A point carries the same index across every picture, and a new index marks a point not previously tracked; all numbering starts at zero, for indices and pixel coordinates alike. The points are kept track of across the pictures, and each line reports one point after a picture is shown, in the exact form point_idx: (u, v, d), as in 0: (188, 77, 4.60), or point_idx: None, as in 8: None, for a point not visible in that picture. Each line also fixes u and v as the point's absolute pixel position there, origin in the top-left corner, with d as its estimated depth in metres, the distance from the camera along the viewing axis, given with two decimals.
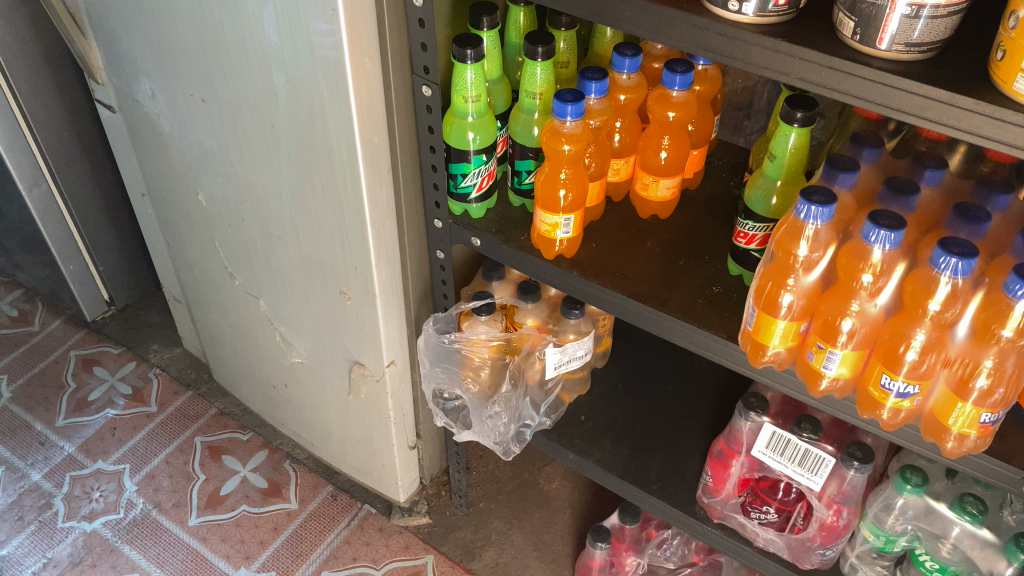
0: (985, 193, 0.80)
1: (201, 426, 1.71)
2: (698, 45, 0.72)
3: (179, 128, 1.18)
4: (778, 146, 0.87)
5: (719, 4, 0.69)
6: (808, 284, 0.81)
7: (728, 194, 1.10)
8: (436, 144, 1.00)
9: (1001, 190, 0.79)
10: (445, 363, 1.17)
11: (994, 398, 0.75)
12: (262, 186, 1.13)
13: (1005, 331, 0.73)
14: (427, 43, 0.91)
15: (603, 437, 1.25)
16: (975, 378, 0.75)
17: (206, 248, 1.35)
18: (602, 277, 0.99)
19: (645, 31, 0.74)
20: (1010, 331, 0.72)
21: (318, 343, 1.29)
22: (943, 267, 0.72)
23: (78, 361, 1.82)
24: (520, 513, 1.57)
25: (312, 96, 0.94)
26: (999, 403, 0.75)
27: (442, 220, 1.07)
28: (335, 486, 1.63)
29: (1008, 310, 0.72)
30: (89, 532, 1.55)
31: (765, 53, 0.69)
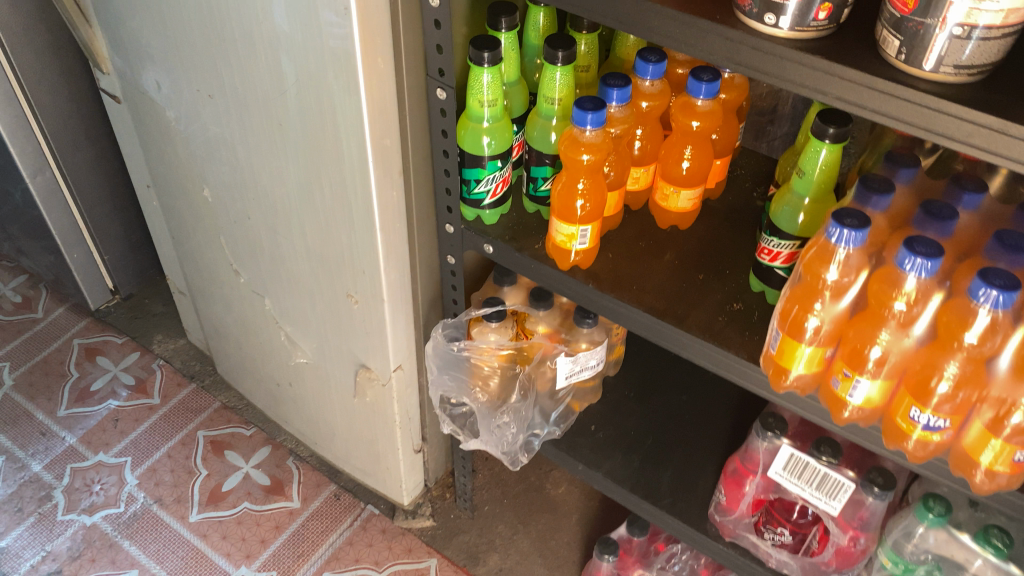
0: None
1: (204, 420, 1.69)
2: (730, 58, 0.68)
3: (184, 121, 1.15)
4: (809, 162, 0.83)
5: (756, 17, 0.65)
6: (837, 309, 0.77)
7: (750, 205, 1.06)
8: (449, 149, 0.96)
9: None
10: (452, 371, 1.13)
11: None
12: (268, 184, 1.10)
13: None
14: (443, 44, 0.86)
15: (613, 449, 1.22)
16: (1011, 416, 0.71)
17: (210, 243, 1.32)
18: (618, 290, 0.95)
19: (674, 42, 0.70)
20: None
21: (323, 344, 1.26)
22: (983, 299, 0.68)
23: (81, 350, 1.80)
24: (526, 518, 1.55)
25: (321, 95, 0.91)
26: None
27: (454, 225, 1.03)
28: (338, 485, 1.60)
29: None
30: (89, 525, 1.53)
31: (802, 70, 0.65)
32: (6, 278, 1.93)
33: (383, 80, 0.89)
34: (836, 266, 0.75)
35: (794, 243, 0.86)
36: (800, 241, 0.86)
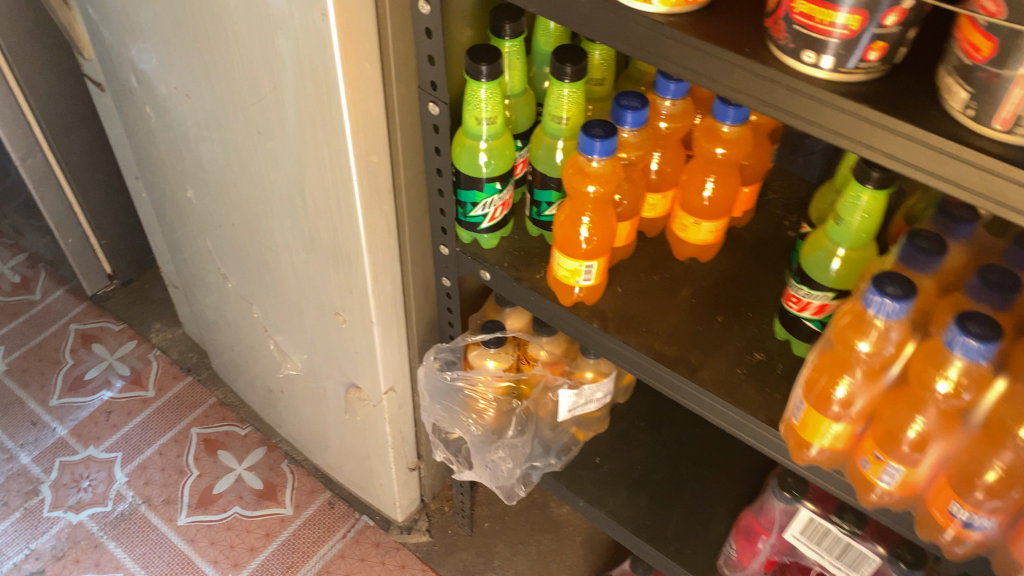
0: None
1: (198, 417, 1.63)
2: (759, 98, 0.57)
3: (164, 118, 1.06)
4: (847, 208, 0.73)
5: (792, 54, 0.54)
6: (872, 382, 0.67)
7: (780, 235, 0.95)
8: (443, 168, 0.86)
9: None
10: (445, 401, 1.04)
11: None
12: (251, 192, 1.02)
13: None
14: (435, 55, 0.76)
15: (619, 485, 1.13)
16: None
17: (198, 243, 1.24)
18: (626, 332, 0.85)
19: (694, 74, 0.59)
20: None
21: (314, 357, 1.18)
22: None
23: (77, 336, 1.74)
24: (527, 538, 1.47)
25: (301, 105, 0.82)
26: None
27: (449, 247, 0.94)
28: (333, 492, 1.54)
29: None
30: (75, 524, 1.47)
31: (844, 118, 0.54)
32: (6, 257, 1.88)
33: (368, 91, 0.79)
34: (869, 338, 0.65)
35: (829, 295, 0.76)
36: (835, 293, 0.76)
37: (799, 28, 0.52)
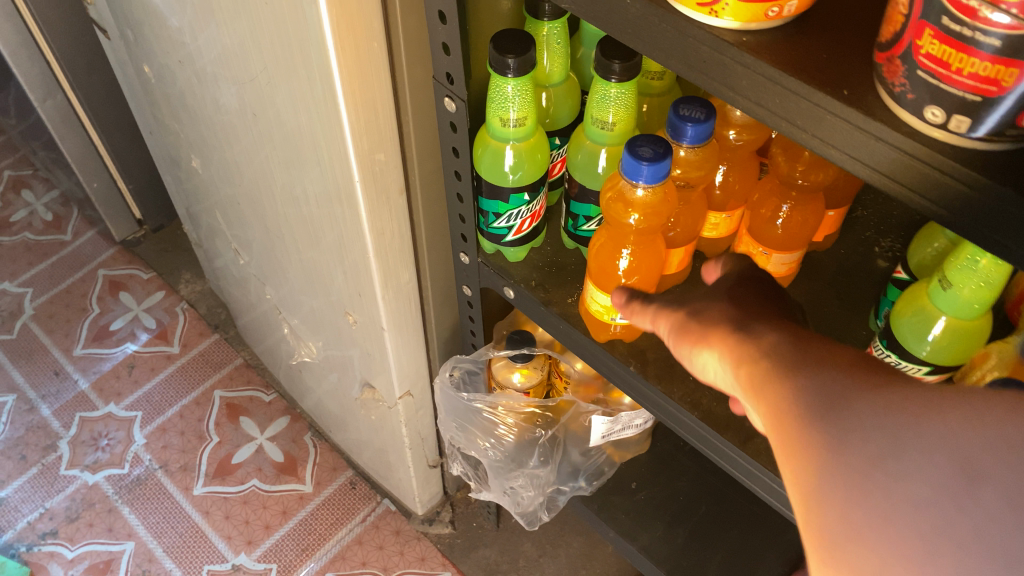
0: None
1: (223, 378, 1.56)
2: (858, 159, 0.41)
3: (167, 79, 0.94)
4: (958, 272, 0.56)
5: (914, 108, 0.38)
6: None
7: (869, 265, 0.78)
8: (462, 172, 0.72)
9: None
10: (463, 419, 0.93)
11: None
12: (255, 172, 0.90)
13: None
14: (450, 44, 0.61)
15: (655, 517, 1.00)
16: None
17: (211, 212, 1.13)
18: (669, 381, 0.71)
19: (770, 114, 0.43)
20: None
21: (329, 349, 1.08)
22: None
23: (105, 283, 1.67)
24: (555, 539, 1.37)
25: (295, 92, 0.69)
26: None
27: (470, 256, 0.80)
28: (355, 471, 1.45)
29: None
30: (90, 485, 1.42)
31: (978, 201, 0.38)
32: (40, 192, 1.81)
33: (372, 82, 0.65)
34: None
35: (924, 368, 0.61)
36: (930, 367, 0.61)
37: (924, 76, 0.37)
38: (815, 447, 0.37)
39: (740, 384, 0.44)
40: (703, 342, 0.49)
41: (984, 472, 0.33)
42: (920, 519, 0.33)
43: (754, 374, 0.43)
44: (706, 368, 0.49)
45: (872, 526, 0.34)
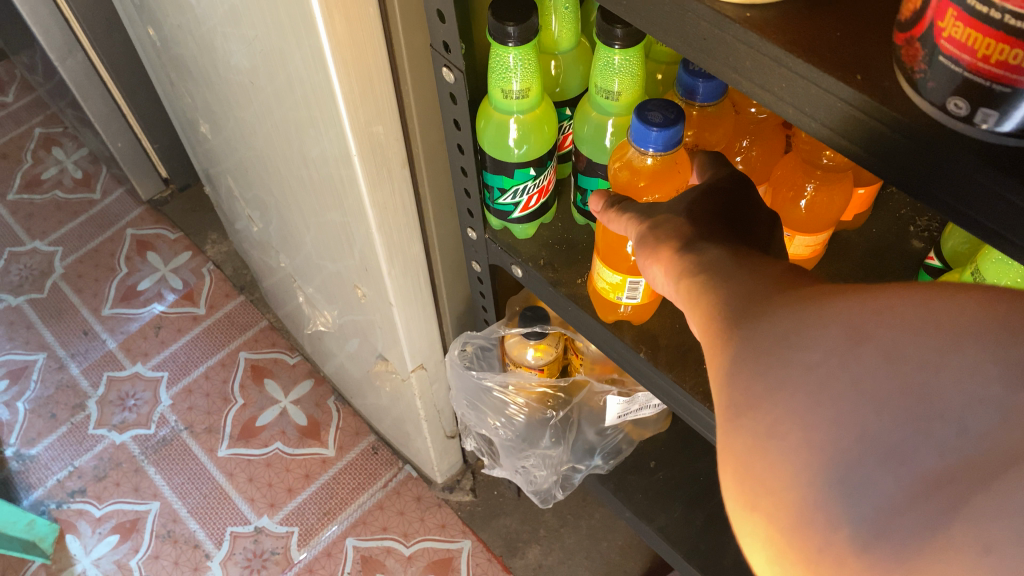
0: None
1: (248, 339, 1.56)
2: (872, 152, 0.37)
3: (171, 42, 0.91)
4: (992, 267, 0.52)
5: (935, 99, 0.33)
6: None
7: (902, 246, 0.73)
8: (464, 145, 0.68)
9: None
10: (475, 397, 0.90)
11: None
12: (260, 137, 0.87)
13: None
14: (445, 12, 0.57)
15: (673, 497, 0.97)
16: None
17: (225, 178, 1.11)
18: (680, 369, 0.67)
19: (778, 101, 0.39)
20: None
21: (344, 318, 1.05)
22: None
23: (133, 242, 1.67)
24: (577, 510, 1.35)
25: (288, 57, 0.65)
26: None
27: (476, 232, 0.77)
28: (378, 436, 1.45)
29: None
30: (117, 445, 1.44)
31: (1009, 209, 0.33)
32: (70, 150, 1.81)
33: (366, 52, 0.61)
34: None
35: None
36: None
37: (946, 62, 0.32)
38: (726, 329, 0.34)
39: (679, 299, 0.40)
40: (653, 256, 0.44)
41: (875, 335, 0.29)
42: (807, 380, 0.30)
43: (688, 286, 0.39)
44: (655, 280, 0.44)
45: (768, 394, 0.30)
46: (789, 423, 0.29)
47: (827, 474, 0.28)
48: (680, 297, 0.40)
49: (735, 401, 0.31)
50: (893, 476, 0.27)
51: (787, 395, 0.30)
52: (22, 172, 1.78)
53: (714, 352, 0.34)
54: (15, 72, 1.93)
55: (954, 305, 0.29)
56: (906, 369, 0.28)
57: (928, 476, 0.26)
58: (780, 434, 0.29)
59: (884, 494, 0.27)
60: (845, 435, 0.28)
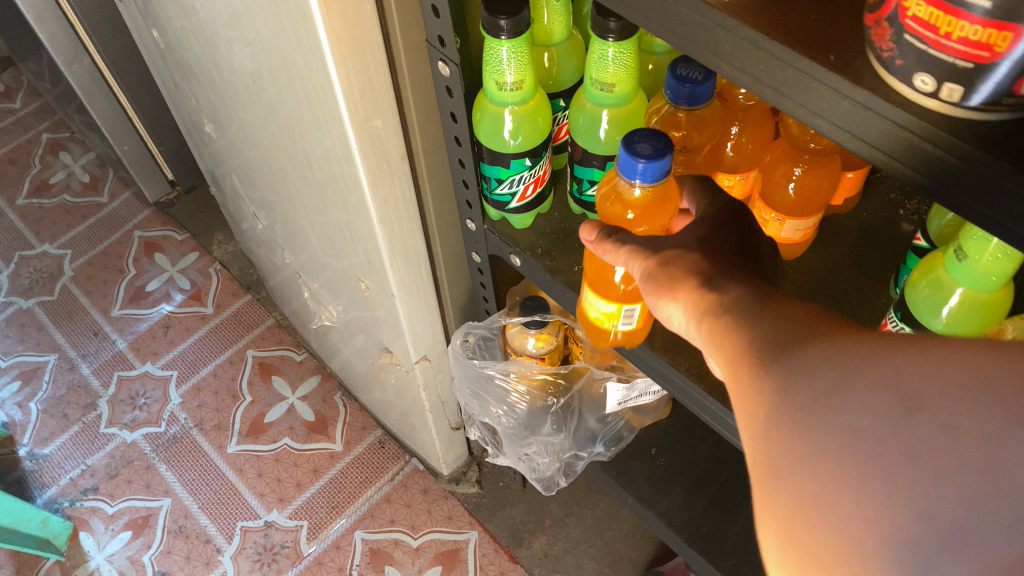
0: None
1: (255, 338, 1.58)
2: (845, 128, 0.38)
3: (174, 44, 0.93)
4: (973, 243, 0.53)
5: (902, 74, 0.35)
6: None
7: (893, 229, 0.74)
8: (461, 137, 0.70)
9: None
10: (478, 386, 0.92)
11: None
12: (263, 136, 0.89)
13: None
14: (439, 7, 0.59)
15: (674, 483, 0.98)
16: None
17: (228, 176, 1.13)
18: (677, 353, 0.69)
19: (757, 83, 0.41)
20: None
21: (349, 313, 1.07)
22: None
23: (141, 244, 1.69)
24: (582, 500, 1.37)
25: (290, 57, 0.67)
26: None
27: (476, 223, 0.78)
28: (384, 430, 1.47)
29: None
30: (129, 443, 1.46)
31: (977, 179, 0.35)
32: (77, 154, 1.84)
33: (364, 48, 0.63)
34: None
35: None
36: None
37: (912, 41, 0.33)
38: (756, 380, 0.36)
39: (699, 338, 0.42)
40: (667, 294, 0.46)
41: (928, 405, 0.33)
42: (861, 448, 0.32)
43: (710, 326, 0.41)
44: (668, 317, 0.46)
45: (813, 458, 0.33)
46: (843, 491, 0.32)
47: (890, 550, 0.30)
48: (700, 336, 0.42)
49: (778, 462, 0.34)
50: (960, 559, 0.29)
51: (840, 466, 0.32)
52: (31, 176, 1.80)
53: (745, 399, 0.36)
54: (22, 79, 1.96)
55: (1006, 376, 0.33)
56: (966, 446, 0.32)
57: (998, 559, 0.29)
58: (834, 504, 0.32)
59: (948, 571, 0.29)
60: (905, 511, 0.30)
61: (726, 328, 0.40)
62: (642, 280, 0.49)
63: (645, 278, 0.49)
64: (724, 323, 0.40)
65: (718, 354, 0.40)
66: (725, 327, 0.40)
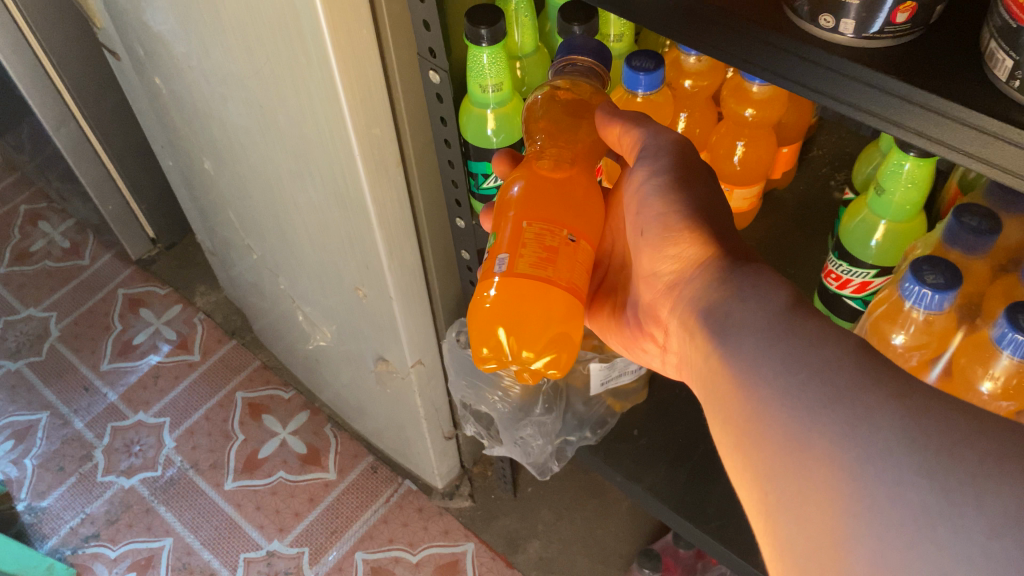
0: None
1: (243, 380, 1.64)
2: (770, 70, 0.49)
3: (179, 88, 1.04)
4: (888, 178, 0.64)
5: (809, 17, 0.46)
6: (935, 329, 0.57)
7: (826, 199, 0.86)
8: (450, 138, 0.81)
9: None
10: (469, 376, 1.08)
11: None
12: (261, 164, 0.99)
13: None
14: (430, 20, 0.69)
15: (657, 459, 1.06)
16: None
17: (225, 214, 1.22)
18: None
19: (701, 42, 0.52)
20: None
21: (343, 330, 1.15)
22: (1009, 345, 0.52)
23: (125, 301, 1.75)
24: (572, 503, 1.44)
25: (296, 78, 0.77)
26: None
27: (465, 220, 0.89)
28: (376, 456, 1.53)
29: None
30: (126, 488, 1.50)
31: (871, 92, 0.45)
32: (56, 222, 1.90)
33: (364, 61, 0.73)
34: (907, 328, 0.57)
35: (871, 272, 0.69)
36: (877, 270, 0.69)
37: None
38: (846, 475, 0.46)
39: (718, 320, 0.57)
40: (690, 239, 0.61)
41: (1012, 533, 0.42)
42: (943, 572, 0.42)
43: (736, 318, 0.56)
44: (680, 251, 0.63)
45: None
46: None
47: None
48: (719, 314, 0.57)
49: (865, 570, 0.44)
50: None
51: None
52: (12, 246, 1.86)
53: (831, 481, 0.47)
54: None
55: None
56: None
57: None
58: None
59: None
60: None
61: (748, 321, 0.55)
62: (664, 196, 0.63)
63: (671, 174, 0.63)
64: (776, 378, 0.51)
65: (772, 409, 0.51)
66: (756, 344, 0.54)
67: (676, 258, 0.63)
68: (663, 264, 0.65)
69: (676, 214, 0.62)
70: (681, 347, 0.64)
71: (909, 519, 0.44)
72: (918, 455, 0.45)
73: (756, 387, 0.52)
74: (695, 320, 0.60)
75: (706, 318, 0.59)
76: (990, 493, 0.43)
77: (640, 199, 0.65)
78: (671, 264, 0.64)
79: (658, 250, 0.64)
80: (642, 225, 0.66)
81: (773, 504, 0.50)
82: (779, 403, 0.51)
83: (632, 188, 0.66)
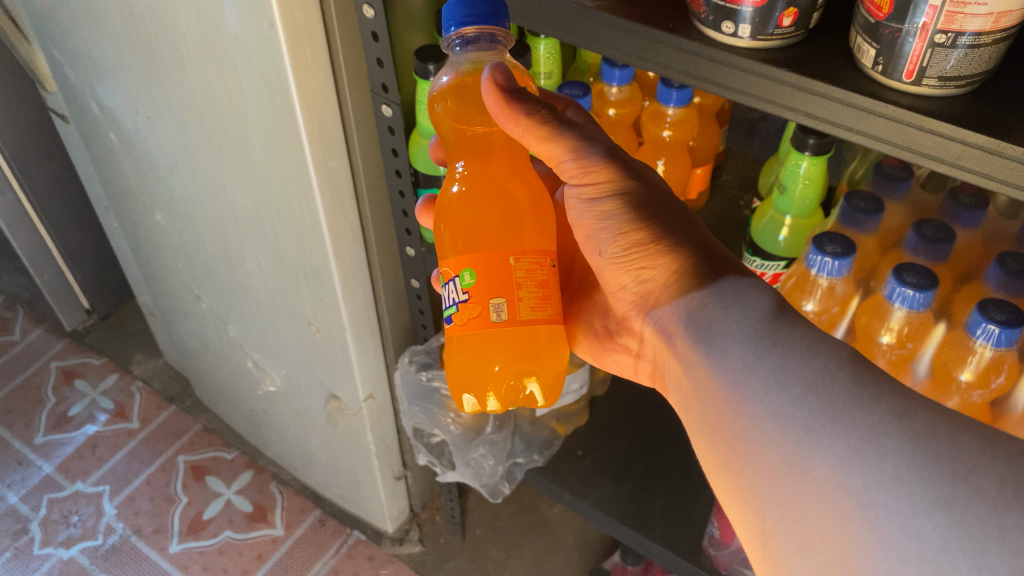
0: (955, 210, 0.78)
1: (185, 444, 1.64)
2: (685, 71, 0.59)
3: (130, 142, 1.09)
4: (790, 177, 0.76)
5: (711, 25, 0.57)
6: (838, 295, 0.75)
7: (738, 214, 0.97)
8: (402, 169, 0.90)
9: (967, 208, 0.77)
10: (422, 403, 1.13)
11: (975, 398, 0.70)
12: (213, 210, 1.04)
13: (963, 375, 0.70)
14: (384, 59, 0.80)
15: (602, 475, 1.12)
16: (959, 373, 0.70)
17: (172, 266, 1.26)
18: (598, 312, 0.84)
19: (624, 55, 0.61)
20: (968, 376, 0.70)
21: (293, 372, 1.20)
22: (898, 298, 0.66)
23: (59, 373, 1.74)
24: (520, 541, 1.48)
25: (250, 121, 0.84)
26: (980, 403, 0.71)
27: (415, 247, 1.00)
28: (323, 510, 1.54)
29: (969, 355, 0.70)
30: (66, 559, 1.46)
31: (764, 82, 0.56)
32: None
33: (321, 100, 0.81)
34: (815, 296, 0.75)
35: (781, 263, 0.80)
36: (786, 261, 0.80)
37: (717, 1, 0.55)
38: (852, 495, 0.49)
39: (689, 335, 0.63)
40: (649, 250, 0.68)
41: None
42: None
43: (700, 340, 0.61)
44: (641, 265, 0.69)
45: None
46: None
47: None
48: (689, 329, 0.63)
49: None
50: None
51: None
52: None
53: (840, 505, 0.50)
54: None
55: None
56: None
57: None
58: None
59: None
60: None
61: (731, 328, 0.60)
62: (615, 211, 0.68)
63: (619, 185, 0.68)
64: (769, 397, 0.55)
65: (767, 429, 0.55)
66: (744, 355, 0.58)
67: (645, 270, 0.69)
68: (627, 280, 0.71)
69: (636, 232, 0.68)
70: (658, 354, 0.71)
71: (929, 556, 0.46)
72: (930, 489, 0.48)
73: (749, 403, 0.56)
74: (669, 333, 0.66)
75: (690, 319, 0.63)
76: (1012, 530, 0.46)
77: (599, 215, 0.70)
78: (641, 276, 0.70)
79: (625, 263, 0.70)
80: (597, 245, 0.72)
81: (773, 519, 0.53)
82: (773, 422, 0.54)
83: (585, 201, 0.70)
